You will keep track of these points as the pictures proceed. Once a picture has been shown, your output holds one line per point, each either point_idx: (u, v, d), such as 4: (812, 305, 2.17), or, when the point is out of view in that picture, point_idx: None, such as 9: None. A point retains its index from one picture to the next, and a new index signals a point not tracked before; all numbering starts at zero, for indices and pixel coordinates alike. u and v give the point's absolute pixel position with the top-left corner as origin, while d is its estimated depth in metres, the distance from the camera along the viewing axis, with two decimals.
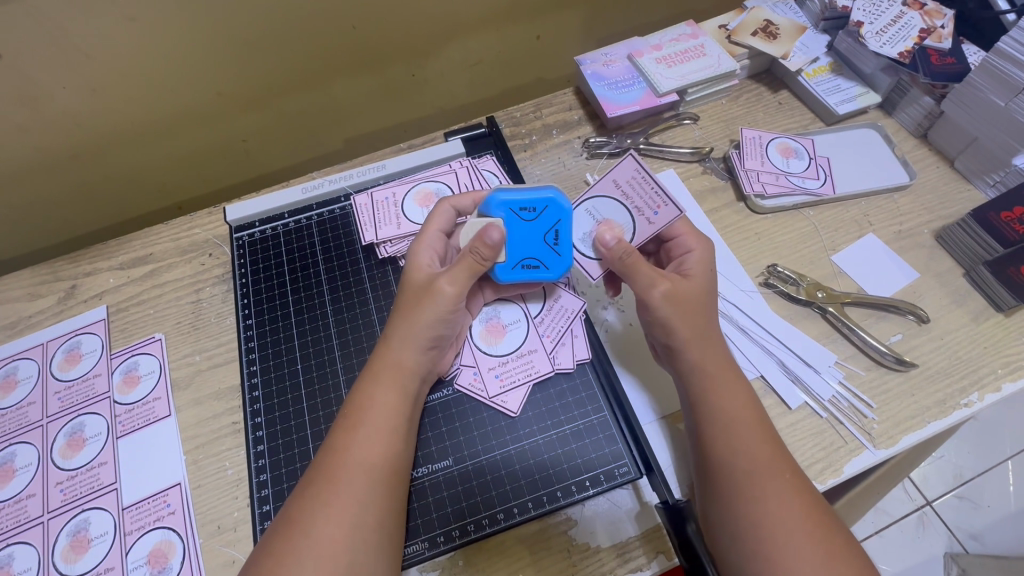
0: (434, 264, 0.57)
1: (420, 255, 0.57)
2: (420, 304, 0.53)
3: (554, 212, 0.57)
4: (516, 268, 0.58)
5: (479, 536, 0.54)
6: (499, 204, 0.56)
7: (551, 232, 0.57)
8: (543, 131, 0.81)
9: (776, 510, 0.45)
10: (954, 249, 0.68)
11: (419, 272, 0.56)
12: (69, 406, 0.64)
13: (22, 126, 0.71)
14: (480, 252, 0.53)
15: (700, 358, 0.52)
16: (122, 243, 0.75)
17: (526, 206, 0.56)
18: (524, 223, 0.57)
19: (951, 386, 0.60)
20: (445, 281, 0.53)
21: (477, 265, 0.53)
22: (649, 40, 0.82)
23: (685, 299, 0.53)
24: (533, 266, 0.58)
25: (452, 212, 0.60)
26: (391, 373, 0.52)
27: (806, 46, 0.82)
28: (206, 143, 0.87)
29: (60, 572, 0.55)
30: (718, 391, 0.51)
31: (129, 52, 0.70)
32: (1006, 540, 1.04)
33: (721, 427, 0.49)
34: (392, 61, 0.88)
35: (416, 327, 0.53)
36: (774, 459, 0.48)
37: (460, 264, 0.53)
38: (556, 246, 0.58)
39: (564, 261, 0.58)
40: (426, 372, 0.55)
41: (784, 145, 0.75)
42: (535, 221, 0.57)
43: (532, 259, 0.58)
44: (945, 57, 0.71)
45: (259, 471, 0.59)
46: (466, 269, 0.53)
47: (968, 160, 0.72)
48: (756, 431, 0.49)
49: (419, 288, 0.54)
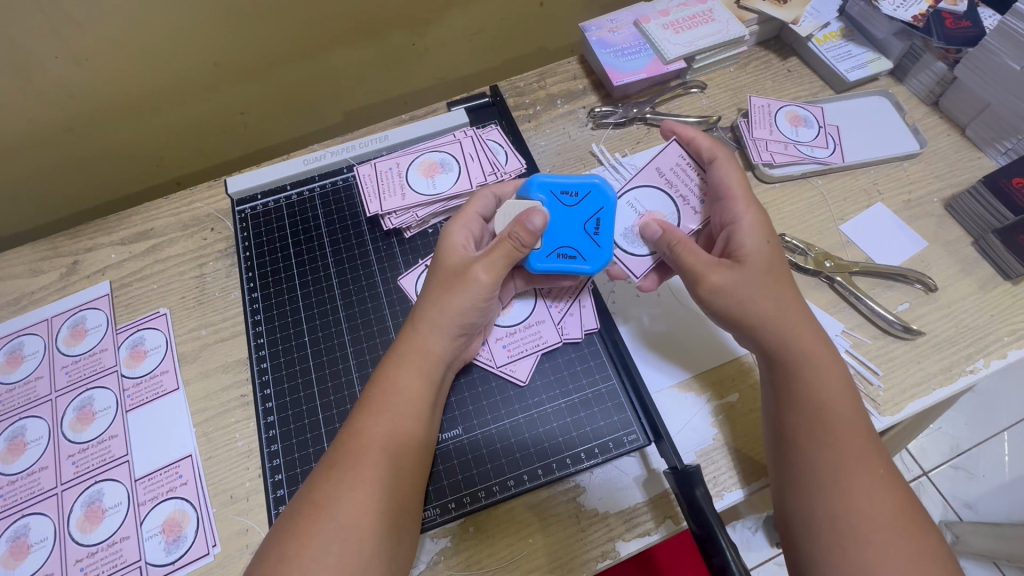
0: (468, 248, 0.56)
1: (455, 236, 0.56)
2: (449, 291, 0.52)
3: (596, 200, 0.57)
4: (551, 257, 0.56)
5: (489, 502, 0.55)
6: (540, 186, 0.57)
7: (591, 220, 0.57)
8: (548, 101, 0.80)
9: (839, 473, 0.45)
10: (963, 218, 0.67)
11: (452, 255, 0.55)
12: (76, 379, 0.64)
13: (14, 98, 0.70)
14: (520, 238, 0.52)
15: (797, 333, 0.50)
16: (122, 218, 0.74)
17: (568, 190, 0.57)
18: (566, 208, 0.57)
19: (957, 353, 0.61)
20: (481, 267, 0.52)
21: (516, 251, 0.52)
22: (657, 5, 0.80)
23: (741, 287, 0.51)
24: (569, 256, 0.56)
25: (492, 198, 0.60)
26: (416, 357, 0.52)
27: (817, 11, 0.79)
28: (202, 115, 0.85)
29: (76, 541, 0.56)
30: (809, 372, 0.49)
31: (121, 20, 0.68)
32: (1001, 509, 1.06)
33: (803, 410, 0.48)
34: (392, 29, 0.86)
35: (433, 307, 0.52)
36: (864, 453, 0.46)
37: (496, 249, 0.52)
38: (596, 237, 0.57)
39: (604, 254, 0.57)
40: (452, 358, 0.55)
41: (793, 114, 0.74)
42: (577, 206, 0.57)
43: (568, 249, 0.56)
44: (960, 20, 0.69)
45: (270, 442, 0.59)
46: (502, 256, 0.52)
47: (979, 127, 0.71)
48: (835, 419, 0.47)
49: (452, 273, 0.53)
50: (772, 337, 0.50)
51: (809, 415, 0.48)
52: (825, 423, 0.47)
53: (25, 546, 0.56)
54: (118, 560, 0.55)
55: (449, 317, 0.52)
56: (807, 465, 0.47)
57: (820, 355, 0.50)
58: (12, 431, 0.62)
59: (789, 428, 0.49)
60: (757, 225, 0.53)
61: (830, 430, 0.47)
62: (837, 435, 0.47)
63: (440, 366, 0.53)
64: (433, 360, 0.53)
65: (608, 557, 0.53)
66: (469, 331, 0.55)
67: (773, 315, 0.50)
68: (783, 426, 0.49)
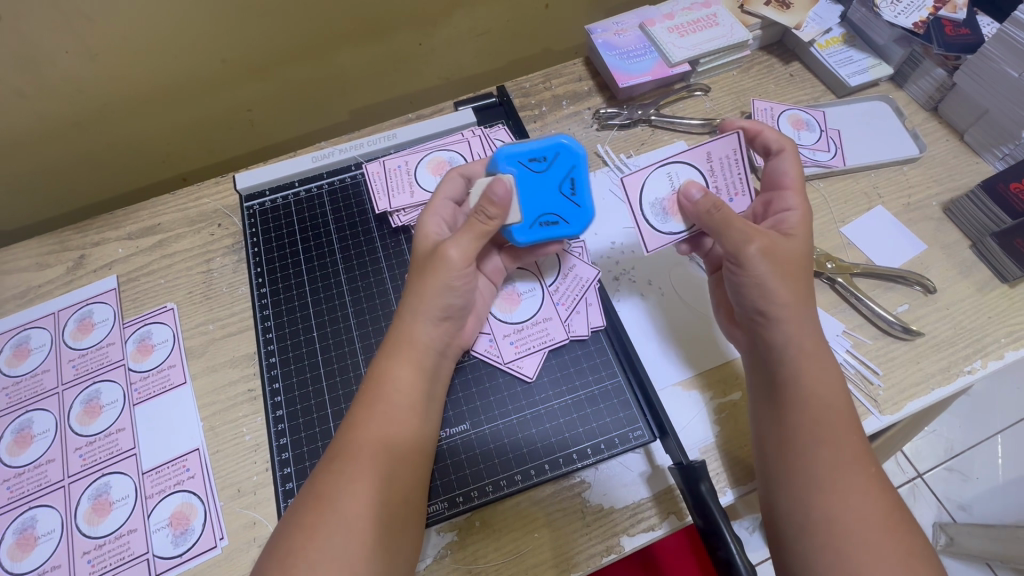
0: (442, 233, 0.57)
1: (429, 224, 0.57)
2: (426, 275, 0.53)
3: (565, 159, 0.57)
4: (534, 227, 0.57)
5: (496, 497, 0.55)
6: (506, 158, 0.56)
7: (564, 181, 0.57)
8: (554, 102, 0.81)
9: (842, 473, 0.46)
10: (962, 222, 0.69)
11: (426, 240, 0.56)
12: (83, 373, 0.64)
13: (23, 91, 0.70)
14: (486, 212, 0.52)
15: (804, 334, 0.50)
16: (130, 213, 0.74)
17: (535, 157, 0.56)
18: (537, 175, 0.57)
19: (956, 354, 0.62)
20: (450, 245, 0.53)
21: (485, 226, 0.53)
22: (662, 9, 0.81)
23: (781, 261, 0.51)
24: (551, 223, 0.57)
25: (462, 179, 0.60)
26: (405, 348, 0.52)
27: (819, 17, 0.81)
28: (209, 111, 0.85)
29: (83, 533, 0.56)
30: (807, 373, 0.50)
31: (131, 15, 0.68)
32: (994, 510, 1.07)
33: (806, 409, 0.48)
34: (400, 28, 0.87)
35: (418, 296, 0.53)
36: (864, 453, 0.47)
37: (464, 228, 0.53)
38: (572, 198, 0.57)
39: (584, 211, 0.58)
40: (442, 346, 0.55)
41: (795, 117, 0.75)
42: (546, 171, 0.57)
43: (549, 215, 0.57)
44: (959, 28, 0.71)
45: (279, 435, 0.60)
46: (473, 233, 0.53)
47: (978, 133, 0.72)
48: (834, 418, 0.48)
49: (426, 256, 0.55)
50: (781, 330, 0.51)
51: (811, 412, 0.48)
52: (825, 420, 0.48)
53: (32, 538, 0.56)
54: (125, 552, 0.55)
55: (428, 303, 0.53)
56: (807, 460, 0.47)
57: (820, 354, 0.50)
58: (18, 424, 0.62)
59: (794, 424, 0.49)
60: (806, 214, 0.55)
61: (827, 427, 0.48)
62: (837, 434, 0.47)
63: (431, 355, 0.54)
64: (423, 349, 0.53)
65: (612, 552, 0.53)
66: (451, 315, 0.55)
67: (779, 315, 0.51)
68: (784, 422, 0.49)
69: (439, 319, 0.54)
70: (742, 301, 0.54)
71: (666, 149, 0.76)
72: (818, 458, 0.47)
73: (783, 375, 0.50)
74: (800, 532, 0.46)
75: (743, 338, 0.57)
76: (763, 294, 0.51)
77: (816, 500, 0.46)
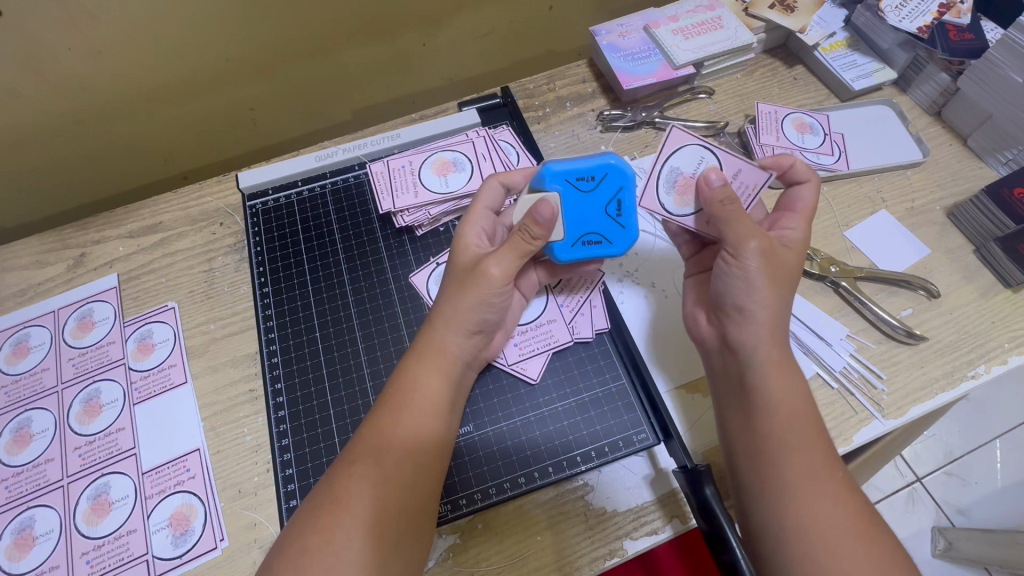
0: (483, 245, 0.56)
1: (469, 235, 0.56)
2: (464, 288, 0.53)
3: (613, 180, 0.57)
4: (576, 245, 0.57)
5: (499, 500, 0.55)
6: (553, 176, 0.56)
7: (611, 203, 0.57)
8: (557, 103, 0.81)
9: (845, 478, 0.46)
10: (965, 227, 0.69)
11: (466, 251, 0.55)
12: (83, 372, 0.64)
13: (24, 88, 0.69)
14: (531, 231, 0.51)
15: None
16: (131, 211, 0.74)
17: (584, 175, 0.56)
18: (584, 195, 0.57)
19: (959, 358, 0.62)
20: (492, 262, 0.52)
21: (526, 244, 0.52)
22: (666, 11, 0.81)
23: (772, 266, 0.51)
24: (595, 242, 0.58)
25: (501, 188, 0.60)
26: (434, 356, 0.52)
27: (823, 20, 0.81)
28: (211, 110, 0.85)
29: (82, 534, 0.56)
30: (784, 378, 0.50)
31: (134, 12, 0.68)
32: (991, 515, 1.07)
33: (782, 413, 0.48)
34: (404, 28, 0.86)
35: (450, 306, 0.53)
36: None
37: (507, 245, 0.52)
38: (618, 219, 0.57)
39: (628, 233, 0.58)
40: (470, 357, 0.55)
41: (799, 121, 0.75)
42: (594, 191, 0.57)
43: (593, 234, 0.57)
44: (963, 32, 0.70)
45: (281, 436, 0.59)
46: (514, 250, 0.52)
47: (981, 138, 0.73)
48: (810, 424, 0.48)
49: (466, 270, 0.54)
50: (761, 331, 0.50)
51: (784, 416, 0.48)
52: (795, 424, 0.48)
53: (30, 538, 0.56)
54: (125, 553, 0.55)
55: (457, 314, 0.52)
56: (788, 459, 0.47)
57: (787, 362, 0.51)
58: (17, 423, 0.61)
59: (767, 426, 0.48)
60: (802, 239, 0.55)
61: (797, 431, 0.48)
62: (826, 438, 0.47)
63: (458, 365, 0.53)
64: (451, 358, 0.53)
65: (615, 555, 0.53)
66: (481, 328, 0.55)
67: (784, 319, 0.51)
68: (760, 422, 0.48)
69: (453, 325, 0.53)
70: (720, 293, 0.52)
71: None
72: (792, 462, 0.46)
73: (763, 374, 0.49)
74: (777, 533, 0.45)
75: (709, 331, 0.55)
76: (747, 289, 0.50)
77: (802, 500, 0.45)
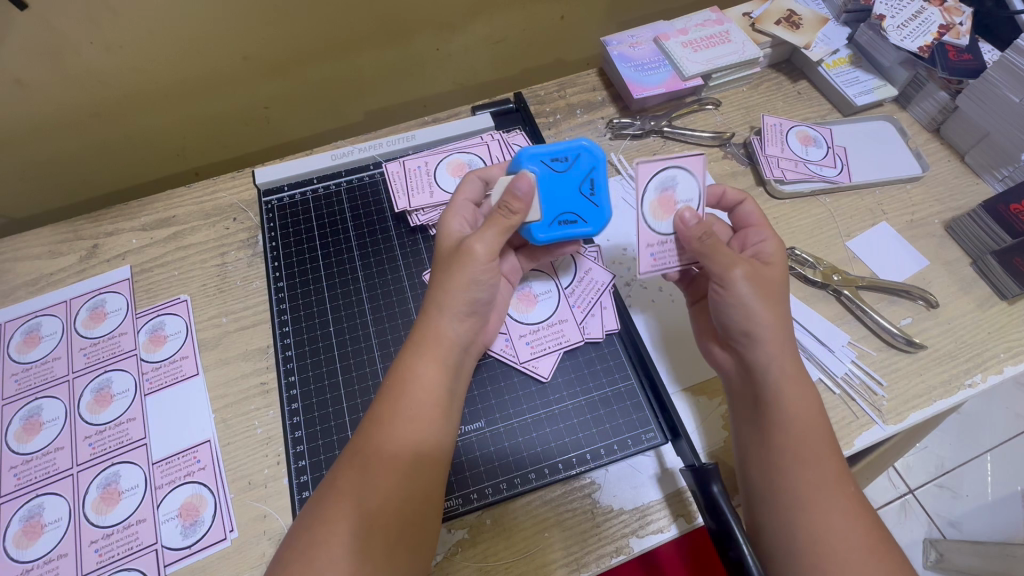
0: (465, 230, 0.57)
1: (453, 222, 0.57)
2: (472, 280, 0.52)
3: (585, 161, 0.58)
4: (553, 226, 0.57)
5: (510, 494, 0.56)
6: (529, 157, 0.57)
7: (584, 182, 0.58)
8: (568, 110, 0.82)
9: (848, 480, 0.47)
10: (964, 241, 0.70)
11: (450, 238, 0.56)
12: (94, 361, 0.64)
13: (41, 79, 0.70)
14: (509, 205, 0.53)
15: None
16: (145, 204, 0.74)
17: (557, 157, 0.58)
18: (558, 174, 0.57)
19: (957, 367, 0.63)
20: (475, 239, 0.52)
21: (507, 220, 0.53)
22: (675, 24, 0.83)
23: (762, 287, 0.52)
24: (570, 221, 0.57)
25: (481, 181, 0.61)
26: (434, 345, 0.52)
27: (827, 37, 0.83)
28: (226, 107, 0.86)
29: (90, 522, 0.56)
30: (792, 398, 0.50)
31: (157, 9, 0.69)
32: (982, 528, 1.09)
33: (793, 431, 0.49)
34: (418, 33, 0.88)
35: (442, 289, 0.53)
36: None
37: (487, 223, 0.53)
38: (591, 198, 0.58)
39: (602, 211, 0.58)
40: (466, 343, 0.55)
41: (803, 133, 0.77)
42: (568, 171, 0.58)
43: (568, 214, 0.57)
44: (962, 53, 0.73)
45: (294, 428, 0.60)
46: (497, 228, 0.53)
47: (978, 155, 0.75)
48: (818, 430, 0.49)
49: (450, 254, 0.54)
50: (768, 355, 0.51)
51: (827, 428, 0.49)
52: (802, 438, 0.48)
53: (38, 526, 0.56)
54: (134, 542, 0.55)
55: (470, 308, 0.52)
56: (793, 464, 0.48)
57: (807, 374, 0.51)
58: (27, 411, 0.61)
59: (777, 442, 0.49)
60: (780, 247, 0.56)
61: (808, 446, 0.48)
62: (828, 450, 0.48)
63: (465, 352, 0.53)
64: (448, 346, 0.53)
65: (621, 553, 0.54)
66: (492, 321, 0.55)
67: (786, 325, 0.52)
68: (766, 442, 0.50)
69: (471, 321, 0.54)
70: (725, 324, 0.54)
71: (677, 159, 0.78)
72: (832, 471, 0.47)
73: (769, 399, 0.50)
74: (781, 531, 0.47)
75: (727, 361, 0.56)
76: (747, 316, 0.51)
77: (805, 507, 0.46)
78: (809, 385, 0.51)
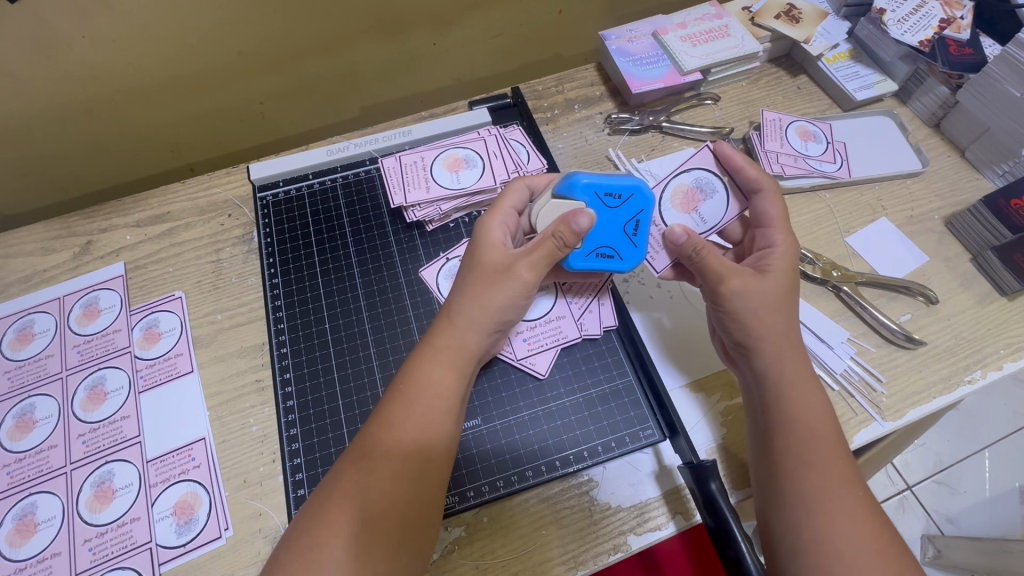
0: (507, 244, 0.56)
1: (496, 235, 0.56)
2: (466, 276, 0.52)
3: (637, 202, 0.57)
4: (590, 256, 0.57)
5: (506, 492, 0.55)
6: (583, 187, 0.55)
7: (631, 221, 0.57)
8: (566, 105, 0.82)
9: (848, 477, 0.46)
10: (964, 236, 0.70)
11: (492, 251, 0.55)
12: (88, 359, 0.64)
13: (33, 74, 0.69)
14: (563, 238, 0.51)
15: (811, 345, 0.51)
16: (139, 200, 0.74)
17: (612, 192, 0.56)
18: (607, 209, 0.56)
19: (957, 363, 0.63)
20: (524, 266, 0.52)
21: (556, 250, 0.52)
22: (674, 18, 0.82)
23: (759, 293, 0.51)
24: (607, 256, 0.57)
25: (526, 191, 0.60)
26: (439, 347, 0.51)
27: (828, 32, 0.83)
28: (220, 101, 0.85)
29: (84, 521, 0.55)
30: (795, 399, 0.49)
31: (149, 3, 0.68)
32: (979, 524, 1.09)
33: (789, 431, 0.48)
34: (414, 28, 0.87)
35: None
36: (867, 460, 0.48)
37: (538, 248, 0.52)
38: (633, 238, 0.57)
39: (639, 253, 0.58)
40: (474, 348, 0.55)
41: (803, 129, 0.76)
42: (618, 208, 0.56)
43: (606, 249, 0.57)
44: (963, 47, 0.72)
45: (289, 425, 0.59)
46: (545, 254, 0.52)
47: (979, 150, 0.74)
48: (818, 427, 0.48)
49: (494, 270, 0.53)
50: (764, 359, 0.51)
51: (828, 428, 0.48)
52: (802, 438, 0.48)
53: (32, 524, 0.55)
54: (128, 541, 0.54)
55: (465, 304, 0.52)
56: (791, 464, 0.47)
57: (805, 373, 0.51)
58: (20, 409, 0.61)
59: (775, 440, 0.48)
60: (788, 253, 0.54)
61: (804, 446, 0.47)
62: (829, 448, 0.48)
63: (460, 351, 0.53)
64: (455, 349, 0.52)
65: (618, 551, 0.53)
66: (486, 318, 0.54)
67: (781, 326, 0.51)
68: (768, 444, 0.49)
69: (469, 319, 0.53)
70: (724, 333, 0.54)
71: (676, 155, 0.77)
72: (833, 469, 0.47)
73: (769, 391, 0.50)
74: (780, 528, 0.46)
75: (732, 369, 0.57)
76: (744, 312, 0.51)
77: (804, 507, 0.45)
78: (805, 382, 0.51)
